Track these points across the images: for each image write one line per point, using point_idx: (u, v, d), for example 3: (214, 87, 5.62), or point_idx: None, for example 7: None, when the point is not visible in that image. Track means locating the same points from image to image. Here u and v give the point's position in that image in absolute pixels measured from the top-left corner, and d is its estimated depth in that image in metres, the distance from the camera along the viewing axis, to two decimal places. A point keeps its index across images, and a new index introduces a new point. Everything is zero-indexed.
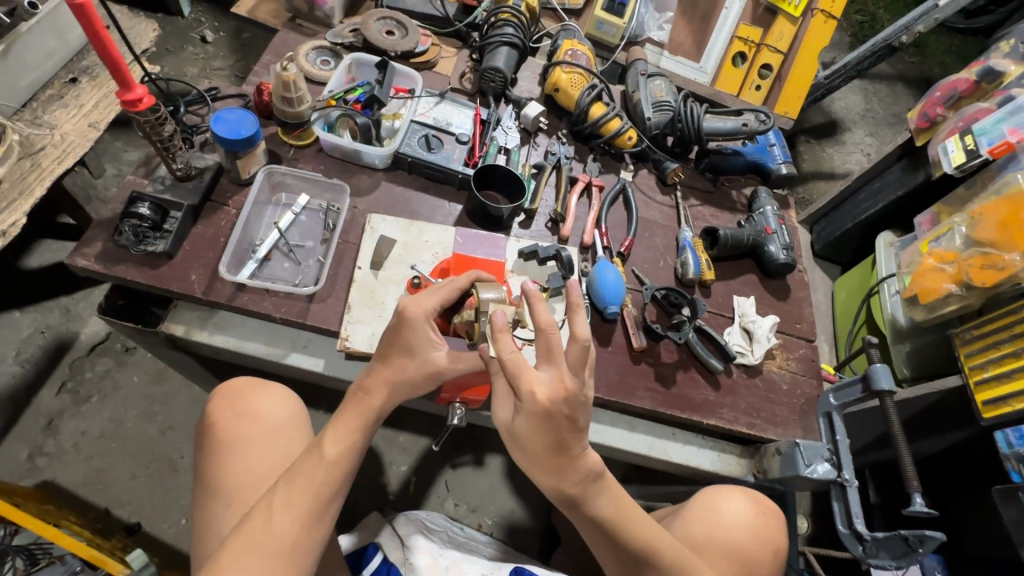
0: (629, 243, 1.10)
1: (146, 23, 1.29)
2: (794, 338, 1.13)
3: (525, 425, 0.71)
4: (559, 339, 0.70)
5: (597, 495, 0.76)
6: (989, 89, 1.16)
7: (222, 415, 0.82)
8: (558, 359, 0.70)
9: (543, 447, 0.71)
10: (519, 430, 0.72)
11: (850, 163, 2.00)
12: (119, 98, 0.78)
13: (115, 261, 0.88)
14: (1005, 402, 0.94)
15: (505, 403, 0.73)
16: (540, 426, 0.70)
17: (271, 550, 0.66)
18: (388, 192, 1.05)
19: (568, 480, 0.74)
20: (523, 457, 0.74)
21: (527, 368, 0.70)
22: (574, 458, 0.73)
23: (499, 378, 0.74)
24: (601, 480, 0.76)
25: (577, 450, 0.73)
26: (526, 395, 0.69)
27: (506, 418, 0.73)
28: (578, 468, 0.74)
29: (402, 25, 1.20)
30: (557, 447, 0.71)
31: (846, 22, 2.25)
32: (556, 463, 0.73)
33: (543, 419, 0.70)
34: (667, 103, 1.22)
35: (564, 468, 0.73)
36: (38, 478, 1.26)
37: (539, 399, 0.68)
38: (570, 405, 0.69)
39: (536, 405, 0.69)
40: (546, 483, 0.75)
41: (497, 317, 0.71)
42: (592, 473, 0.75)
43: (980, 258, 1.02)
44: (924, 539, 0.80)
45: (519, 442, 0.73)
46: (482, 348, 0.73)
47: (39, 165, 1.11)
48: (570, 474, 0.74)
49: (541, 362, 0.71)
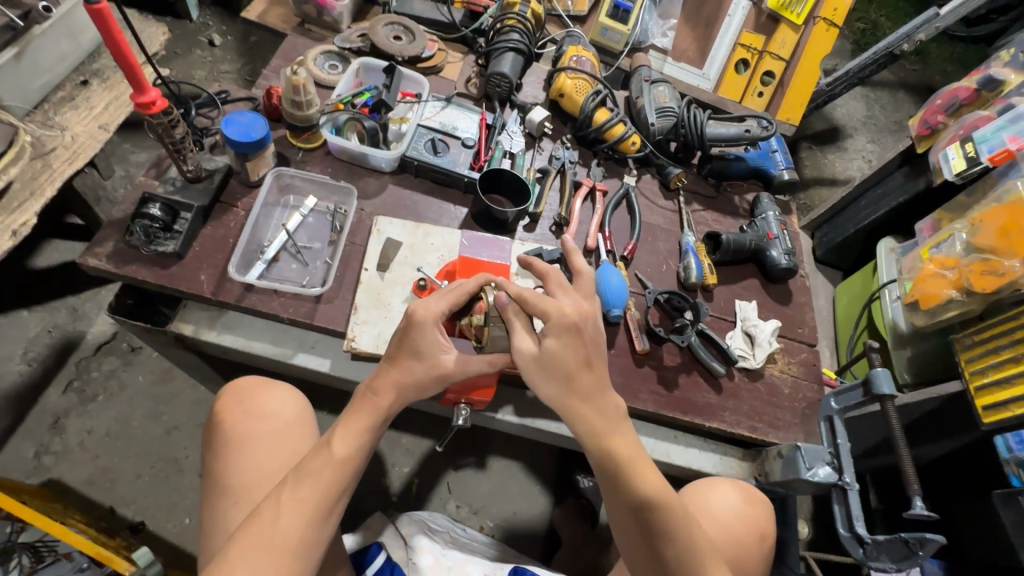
0: (632, 247, 1.12)
1: (157, 26, 1.31)
2: (796, 343, 1.14)
3: (556, 346, 0.73)
4: (563, 276, 0.79)
5: (626, 436, 0.76)
6: (989, 97, 1.18)
7: (231, 413, 0.82)
8: (571, 287, 0.78)
9: (574, 365, 0.74)
10: (549, 354, 0.73)
11: (851, 170, 2.02)
12: (133, 101, 0.79)
13: (126, 261, 0.90)
14: (1005, 408, 0.94)
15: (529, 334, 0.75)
16: (571, 341, 0.73)
17: (279, 547, 0.67)
18: (395, 195, 1.07)
19: (596, 410, 0.75)
20: (552, 387, 0.74)
21: (546, 296, 0.75)
22: (600, 382, 0.76)
23: (516, 320, 0.76)
24: (626, 422, 0.77)
25: (602, 373, 0.76)
26: (555, 312, 0.73)
27: (533, 349, 0.74)
28: (605, 398, 0.76)
29: (409, 30, 1.22)
30: (586, 364, 0.75)
31: (848, 30, 2.26)
32: (586, 385, 0.74)
33: (572, 336, 0.74)
34: (670, 109, 1.24)
35: (593, 395, 0.75)
36: (44, 476, 1.27)
37: (568, 313, 0.74)
38: (591, 322, 0.76)
39: (566, 320, 0.73)
40: (575, 421, 0.75)
41: (504, 271, 0.78)
42: (618, 408, 0.77)
43: (980, 264, 1.03)
44: (925, 542, 0.80)
45: (548, 369, 0.74)
46: (496, 295, 0.76)
47: (51, 166, 1.12)
48: (600, 403, 0.75)
49: (554, 293, 0.77)
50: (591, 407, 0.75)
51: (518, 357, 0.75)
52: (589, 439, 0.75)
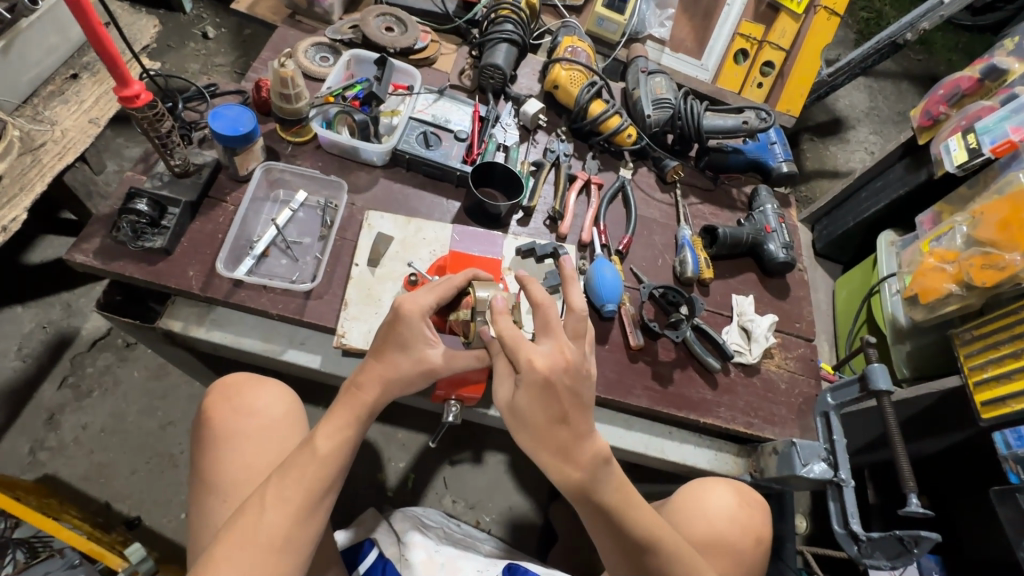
0: (627, 241, 1.10)
1: (147, 19, 1.30)
2: (793, 338, 1.12)
3: (527, 400, 0.72)
4: (556, 311, 0.74)
5: (609, 482, 0.74)
6: (992, 87, 1.15)
7: (217, 410, 0.82)
8: (556, 330, 0.74)
9: (547, 420, 0.72)
10: (522, 406, 0.72)
11: (853, 162, 1.99)
12: (117, 94, 0.78)
13: (113, 257, 0.89)
14: (1006, 403, 0.93)
15: (505, 380, 0.74)
16: (541, 397, 0.71)
17: (263, 546, 0.66)
18: (386, 189, 1.05)
19: (573, 463, 0.73)
20: (526, 437, 0.74)
21: (526, 342, 0.72)
22: (578, 436, 0.73)
23: (498, 359, 0.75)
24: (608, 465, 0.75)
25: (581, 427, 0.73)
26: (526, 365, 0.71)
27: (507, 395, 0.73)
28: (583, 448, 0.73)
29: (401, 21, 1.20)
30: (560, 420, 0.72)
31: (851, 19, 2.23)
32: (561, 440, 0.73)
33: (544, 390, 0.71)
34: (666, 101, 1.21)
35: (570, 448, 0.73)
36: (39, 471, 1.27)
37: (539, 368, 0.71)
38: (569, 374, 0.72)
39: (536, 375, 0.71)
40: (553, 470, 0.74)
41: (497, 299, 0.75)
42: (599, 455, 0.74)
43: (980, 258, 1.01)
44: (920, 539, 0.79)
45: (521, 420, 0.73)
46: (481, 329, 0.76)
47: (40, 161, 1.11)
48: (577, 455, 0.73)
49: (538, 338, 0.74)
50: (568, 459, 0.73)
51: (496, 402, 0.75)
52: (568, 485, 0.74)
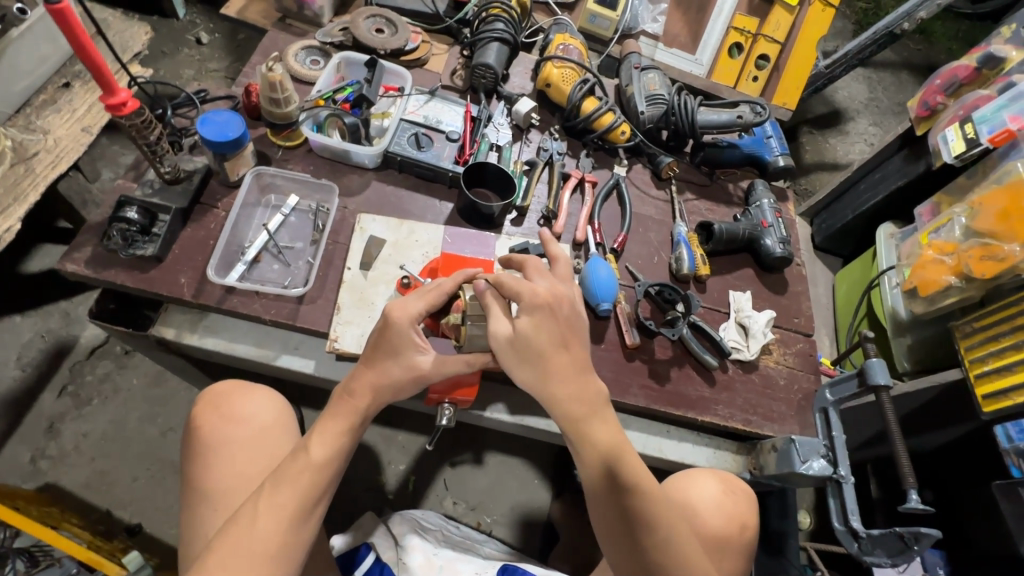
0: (622, 239, 1.09)
1: (138, 26, 1.30)
2: (791, 333, 1.11)
3: (529, 328, 0.73)
4: (541, 262, 0.81)
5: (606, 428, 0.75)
6: (990, 76, 1.14)
7: (206, 419, 0.81)
8: (547, 271, 0.79)
9: (548, 346, 0.74)
10: (524, 336, 0.73)
11: (853, 154, 1.98)
12: (104, 103, 0.77)
13: (105, 266, 0.89)
14: (1007, 396, 0.92)
15: (504, 318, 0.75)
16: (544, 321, 0.74)
17: (257, 554, 0.66)
18: (379, 192, 1.05)
19: (571, 394, 0.74)
20: (528, 370, 0.74)
21: (522, 278, 0.76)
22: (577, 365, 0.75)
23: (492, 304, 0.76)
24: (607, 409, 0.77)
25: (579, 356, 0.76)
26: (528, 292, 0.74)
27: (507, 331, 0.74)
28: (585, 382, 0.75)
29: (391, 22, 1.20)
30: (561, 346, 0.74)
31: (849, 10, 2.21)
32: (562, 365, 0.74)
33: (545, 315, 0.74)
34: (660, 96, 1.21)
35: (571, 375, 0.74)
36: (40, 480, 1.27)
37: (541, 292, 0.74)
38: (566, 304, 0.76)
39: (537, 300, 0.74)
40: (553, 406, 0.75)
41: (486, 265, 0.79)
42: (599, 393, 0.76)
43: (980, 249, 1.00)
44: (920, 536, 0.78)
45: (523, 352, 0.74)
46: (475, 285, 0.76)
47: (34, 171, 1.11)
48: (578, 388, 0.75)
49: (531, 277, 0.79)
50: (568, 393, 0.74)
51: (495, 341, 0.75)
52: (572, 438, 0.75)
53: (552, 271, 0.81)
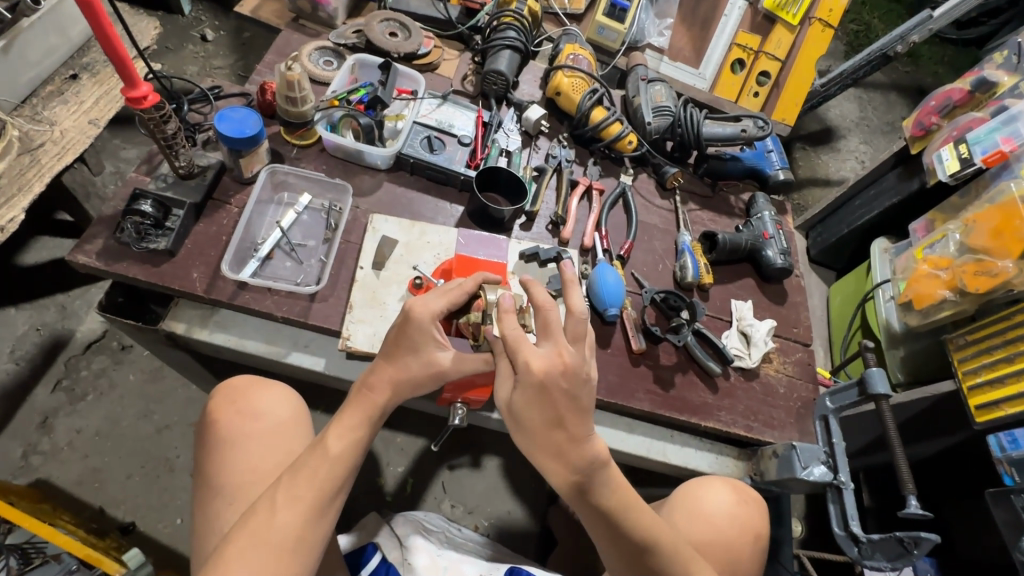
0: (628, 246, 1.11)
1: (148, 20, 1.29)
2: (791, 342, 1.14)
3: (523, 401, 0.72)
4: (557, 314, 0.73)
5: (602, 483, 0.74)
6: (983, 98, 1.18)
7: (221, 413, 0.82)
8: (554, 333, 0.72)
9: (543, 423, 0.72)
10: (519, 408, 0.72)
11: (844, 170, 2.03)
12: (124, 96, 0.77)
13: (116, 259, 0.88)
14: (998, 407, 0.95)
15: (505, 379, 0.73)
16: (538, 400, 0.71)
17: (274, 547, 0.66)
18: (390, 193, 1.06)
19: (570, 465, 0.73)
20: (523, 438, 0.74)
21: (525, 344, 0.71)
22: (574, 439, 0.73)
23: (500, 359, 0.75)
24: (606, 468, 0.75)
25: (576, 431, 0.72)
26: (522, 367, 0.70)
27: (505, 395, 0.73)
28: (580, 451, 0.73)
29: (405, 27, 1.21)
30: (556, 424, 0.72)
31: (841, 31, 2.28)
32: (557, 442, 0.73)
33: (539, 393, 0.71)
34: (666, 108, 1.23)
35: (564, 450, 0.73)
36: (31, 476, 1.25)
37: (535, 371, 0.70)
38: (567, 379, 0.71)
39: (532, 378, 0.70)
40: (549, 470, 0.75)
41: (503, 299, 0.74)
42: (596, 459, 0.74)
43: (973, 264, 1.04)
44: (920, 541, 0.80)
45: (519, 420, 0.73)
46: (485, 330, 0.76)
47: (39, 161, 1.10)
48: (573, 459, 0.73)
49: (540, 339, 0.73)
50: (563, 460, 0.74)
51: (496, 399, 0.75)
52: (563, 483, 0.75)
53: (564, 329, 0.75)
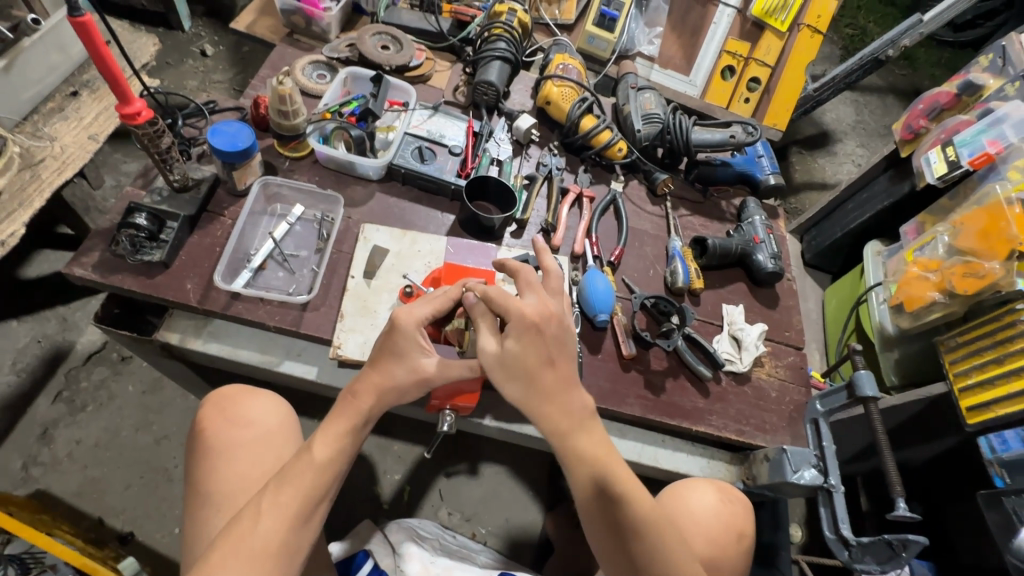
0: (619, 252, 1.12)
1: (146, 38, 1.32)
2: (783, 346, 1.14)
3: (516, 347, 0.73)
4: (534, 274, 0.80)
5: (593, 435, 0.76)
6: (969, 102, 1.18)
7: (212, 423, 0.83)
8: (537, 286, 0.78)
9: (534, 364, 0.74)
10: (511, 354, 0.73)
11: (841, 174, 2.03)
12: (118, 112, 0.79)
13: (112, 271, 0.90)
14: (989, 408, 0.95)
15: (493, 334, 0.75)
16: (530, 341, 0.74)
17: (258, 553, 0.67)
18: (382, 203, 1.07)
19: (561, 409, 0.75)
20: (513, 388, 0.74)
21: (510, 295, 0.75)
22: (564, 382, 0.76)
23: (483, 319, 0.76)
24: (593, 420, 0.77)
25: (566, 373, 0.76)
26: (515, 312, 0.74)
27: (494, 348, 0.74)
28: (571, 397, 0.76)
29: (397, 40, 1.23)
30: (548, 362, 0.74)
31: (836, 36, 2.29)
32: (549, 382, 0.74)
33: (533, 335, 0.74)
34: (656, 115, 1.25)
35: (557, 392, 0.75)
36: (32, 487, 1.26)
37: (528, 313, 0.74)
38: (555, 323, 0.76)
39: (526, 320, 0.74)
40: (542, 421, 0.75)
41: (484, 270, 0.80)
42: (586, 406, 0.77)
43: (962, 266, 1.04)
44: (908, 544, 0.80)
45: (510, 369, 0.74)
46: (465, 295, 0.77)
47: (39, 177, 1.12)
48: (564, 400, 0.75)
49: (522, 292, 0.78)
50: (556, 407, 0.75)
51: (482, 357, 0.75)
52: (557, 438, 0.75)
53: (542, 285, 0.81)
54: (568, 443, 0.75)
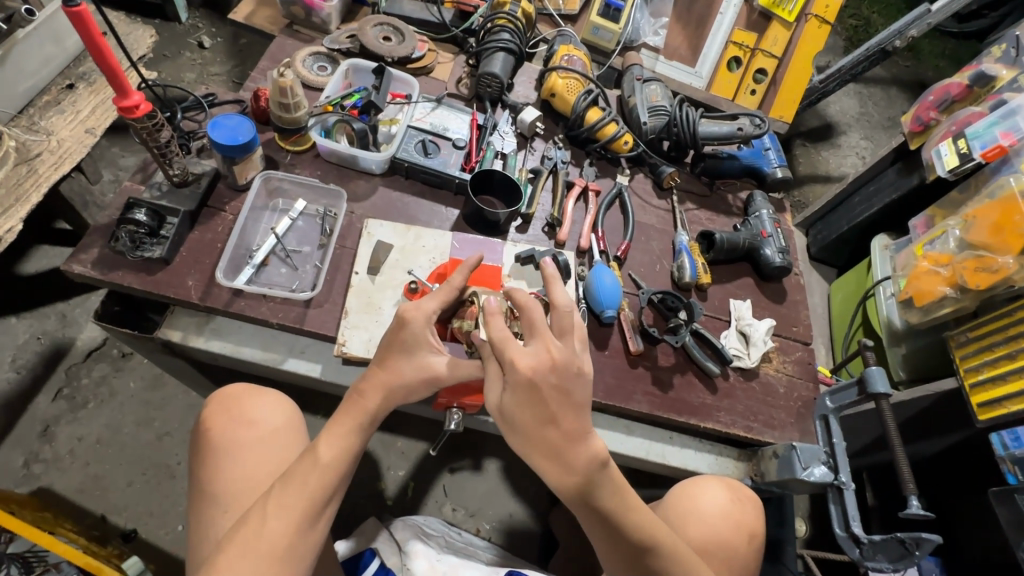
0: (625, 247, 1.11)
1: (143, 29, 1.30)
2: (790, 341, 1.13)
3: (514, 402, 0.70)
4: (541, 311, 0.72)
5: (604, 484, 0.73)
6: (981, 93, 1.17)
7: (217, 422, 0.82)
8: (541, 330, 0.71)
9: (534, 422, 0.70)
10: (509, 408, 0.70)
11: (845, 167, 2.02)
12: (116, 105, 0.77)
13: (111, 268, 0.88)
14: (1000, 404, 0.94)
15: (494, 383, 0.72)
16: (528, 400, 0.69)
17: (265, 555, 0.67)
18: (385, 197, 1.06)
19: (568, 465, 0.71)
20: (518, 441, 0.72)
21: (511, 343, 0.70)
22: (570, 437, 0.71)
23: (489, 363, 0.73)
24: (605, 469, 0.73)
25: (572, 428, 0.71)
26: (509, 366, 0.69)
27: (496, 400, 0.72)
28: (579, 450, 0.71)
29: (399, 31, 1.21)
30: (549, 421, 0.70)
31: (840, 26, 2.26)
32: (552, 441, 0.70)
33: (529, 393, 0.69)
34: (662, 108, 1.23)
35: (561, 449, 0.71)
36: (33, 485, 1.25)
37: (522, 368, 0.69)
38: (556, 375, 0.70)
39: (520, 376, 0.69)
40: (547, 473, 0.72)
41: (490, 302, 0.74)
42: (595, 458, 0.72)
43: (974, 261, 1.03)
44: (921, 541, 0.79)
45: (511, 422, 0.71)
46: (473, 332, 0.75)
47: (36, 171, 1.11)
48: (568, 457, 0.71)
49: (526, 336, 0.72)
50: (563, 463, 0.72)
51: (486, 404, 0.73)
52: (567, 487, 0.73)
53: (549, 325, 0.73)
54: (572, 488, 0.72)
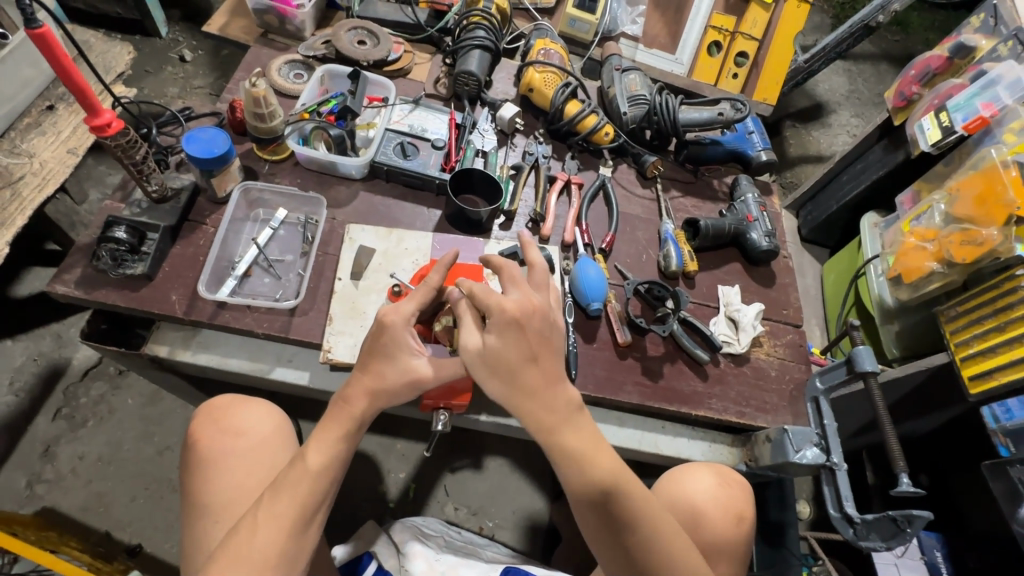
0: (610, 239, 1.10)
1: (120, 46, 1.30)
2: (781, 325, 1.12)
3: (497, 343, 0.70)
4: (518, 268, 0.76)
5: (580, 431, 0.74)
6: (961, 64, 1.15)
7: (205, 433, 0.83)
8: (522, 281, 0.75)
9: (518, 360, 0.70)
10: (492, 350, 0.70)
11: (836, 146, 2.00)
12: (88, 125, 0.78)
13: (94, 287, 0.89)
14: (992, 377, 0.94)
15: (474, 330, 0.73)
16: (511, 336, 0.70)
17: (258, 563, 0.67)
18: (367, 202, 1.06)
19: (545, 405, 0.72)
20: (498, 385, 0.71)
21: (493, 291, 0.72)
22: (547, 378, 0.72)
23: (467, 316, 0.74)
24: (580, 412, 0.75)
25: (550, 368, 0.72)
26: (494, 308, 0.70)
27: (476, 345, 0.72)
28: (556, 392, 0.72)
29: (373, 34, 1.21)
30: (531, 360, 0.71)
31: (826, 4, 2.24)
32: (532, 381, 0.71)
33: (514, 332, 0.70)
34: (642, 97, 1.22)
35: (541, 390, 0.71)
36: (37, 505, 1.26)
37: (508, 309, 0.70)
38: (538, 318, 0.72)
39: (505, 316, 0.70)
40: (524, 415, 0.72)
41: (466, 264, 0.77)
42: (571, 401, 0.74)
43: (959, 234, 1.02)
44: (913, 519, 0.78)
45: (493, 367, 0.71)
46: (449, 290, 0.76)
47: (20, 195, 1.11)
48: (547, 398, 0.72)
49: (506, 287, 0.74)
50: (541, 405, 0.72)
51: (464, 353, 0.72)
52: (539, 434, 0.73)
53: (528, 278, 0.77)
54: (553, 439, 0.73)
